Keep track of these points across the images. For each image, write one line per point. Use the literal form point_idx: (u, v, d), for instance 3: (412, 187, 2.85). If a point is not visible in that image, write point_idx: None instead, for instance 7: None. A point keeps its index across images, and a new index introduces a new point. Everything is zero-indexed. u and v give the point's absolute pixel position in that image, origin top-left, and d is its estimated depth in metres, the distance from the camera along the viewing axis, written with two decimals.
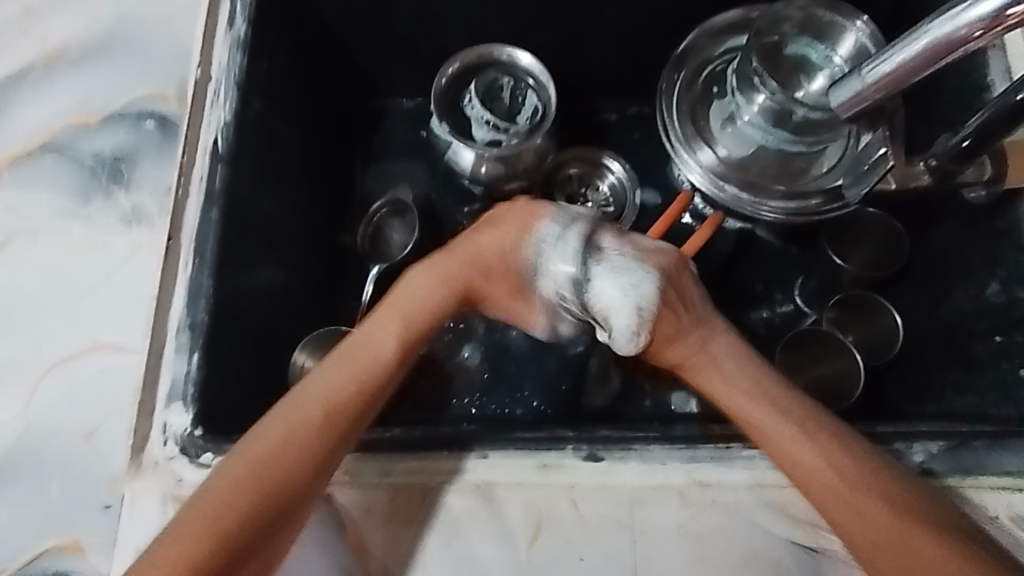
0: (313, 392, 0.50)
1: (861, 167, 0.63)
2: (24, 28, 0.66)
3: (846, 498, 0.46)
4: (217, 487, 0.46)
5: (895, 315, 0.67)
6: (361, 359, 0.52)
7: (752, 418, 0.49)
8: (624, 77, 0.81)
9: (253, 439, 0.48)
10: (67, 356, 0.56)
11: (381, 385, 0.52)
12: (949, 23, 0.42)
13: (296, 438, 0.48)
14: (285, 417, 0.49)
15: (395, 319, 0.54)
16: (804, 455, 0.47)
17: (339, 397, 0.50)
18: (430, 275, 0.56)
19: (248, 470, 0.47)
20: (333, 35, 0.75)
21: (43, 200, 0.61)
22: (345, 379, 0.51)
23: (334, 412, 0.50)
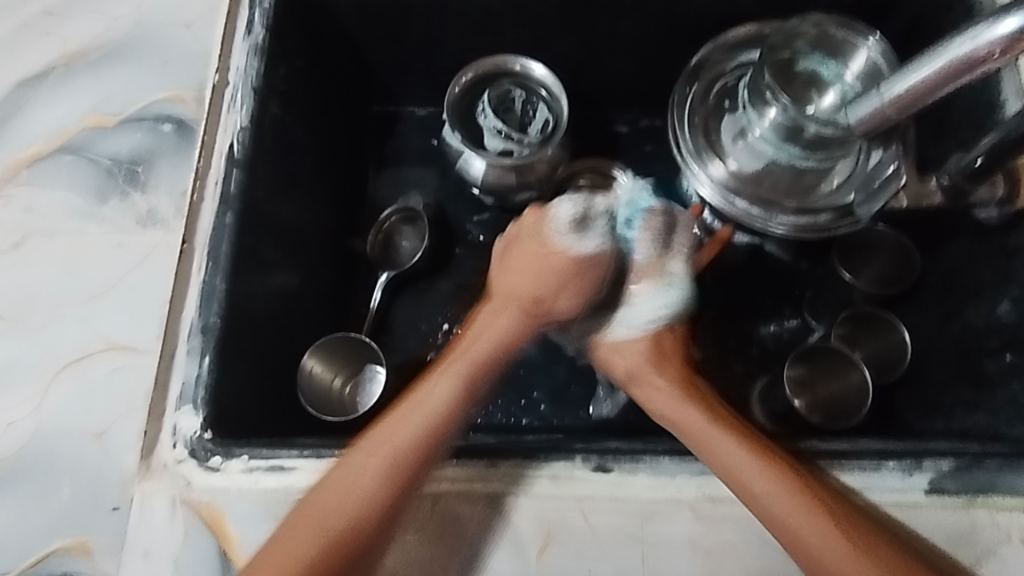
0: (395, 440, 0.51)
1: (873, 183, 0.65)
2: (47, 28, 0.67)
3: (821, 533, 0.47)
4: (302, 527, 0.48)
5: (905, 331, 0.67)
6: (444, 395, 0.54)
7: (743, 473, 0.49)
8: (636, 89, 0.81)
9: (333, 485, 0.49)
10: (79, 356, 0.56)
11: (450, 416, 0.53)
12: (969, 42, 0.42)
13: (380, 489, 0.49)
14: (369, 464, 0.50)
15: (468, 351, 0.56)
16: (785, 499, 0.48)
17: (416, 434, 0.52)
18: (496, 317, 0.58)
19: (329, 501, 0.49)
20: (349, 42, 0.75)
21: (60, 200, 0.61)
22: (415, 426, 0.52)
23: (417, 457, 0.50)
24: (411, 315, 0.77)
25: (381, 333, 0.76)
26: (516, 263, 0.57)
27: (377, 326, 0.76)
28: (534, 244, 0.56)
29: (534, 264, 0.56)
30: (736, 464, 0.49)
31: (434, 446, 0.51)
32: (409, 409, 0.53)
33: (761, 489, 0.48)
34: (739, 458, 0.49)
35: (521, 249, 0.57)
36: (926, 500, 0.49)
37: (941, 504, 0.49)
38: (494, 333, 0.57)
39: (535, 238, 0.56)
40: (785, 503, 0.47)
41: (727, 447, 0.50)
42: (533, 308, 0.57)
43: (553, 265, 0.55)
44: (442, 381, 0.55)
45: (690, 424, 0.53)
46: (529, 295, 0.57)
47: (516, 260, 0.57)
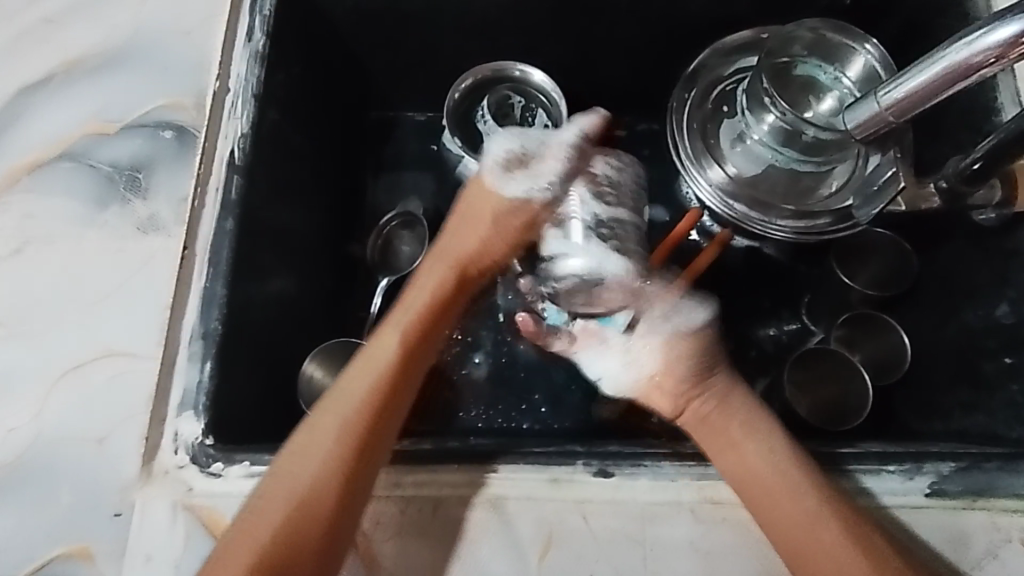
0: (354, 396, 0.53)
1: (871, 188, 0.64)
2: (47, 36, 0.67)
3: (830, 537, 0.47)
4: (271, 497, 0.48)
5: (902, 332, 0.67)
6: (388, 350, 0.56)
7: (759, 477, 0.49)
8: (634, 94, 0.82)
9: (296, 451, 0.50)
10: (79, 363, 0.56)
11: (391, 375, 0.55)
12: (965, 49, 0.42)
13: (343, 449, 0.50)
14: (330, 427, 0.51)
15: (414, 299, 0.59)
16: (803, 500, 0.48)
17: (362, 392, 0.53)
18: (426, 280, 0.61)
19: (291, 468, 0.49)
20: (347, 48, 0.76)
21: (60, 207, 0.61)
22: (368, 385, 0.53)
23: (374, 409, 0.52)
24: None
25: None
26: (474, 214, 0.63)
27: (376, 331, 0.76)
28: (489, 204, 0.63)
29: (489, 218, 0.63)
30: (756, 471, 0.50)
31: (389, 408, 0.53)
32: (368, 358, 0.55)
33: (776, 495, 0.48)
34: (762, 463, 0.50)
35: (480, 204, 0.63)
36: (928, 503, 0.49)
37: (942, 506, 0.49)
38: (418, 296, 0.60)
39: (489, 198, 0.63)
40: (795, 500, 0.48)
41: (741, 447, 0.51)
42: (483, 254, 0.63)
43: (506, 218, 0.62)
44: (392, 330, 0.57)
45: (711, 432, 0.53)
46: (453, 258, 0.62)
47: (474, 212, 0.63)
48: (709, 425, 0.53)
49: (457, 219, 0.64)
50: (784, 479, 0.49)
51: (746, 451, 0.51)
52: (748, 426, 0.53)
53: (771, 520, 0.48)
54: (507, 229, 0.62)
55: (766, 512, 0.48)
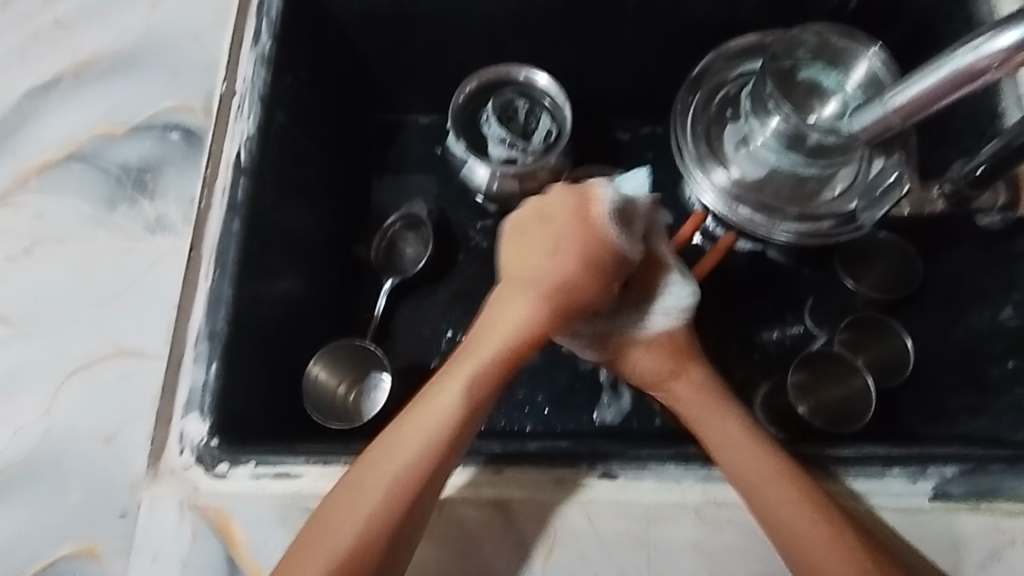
0: (407, 456, 0.48)
1: (875, 192, 0.65)
2: (57, 39, 0.68)
3: (813, 527, 0.46)
4: (312, 550, 0.46)
5: (906, 337, 0.67)
6: (457, 400, 0.50)
7: (751, 465, 0.48)
8: (638, 97, 0.82)
9: (345, 508, 0.47)
10: (88, 362, 0.57)
11: (457, 429, 0.49)
12: (972, 53, 0.42)
13: (393, 505, 0.47)
14: (377, 485, 0.47)
15: (490, 337, 0.52)
16: (796, 498, 0.47)
17: (427, 447, 0.48)
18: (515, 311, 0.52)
19: (348, 519, 0.47)
20: (354, 51, 0.76)
21: (69, 207, 0.62)
22: (429, 437, 0.48)
23: (432, 467, 0.48)
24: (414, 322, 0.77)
25: (384, 339, 0.76)
26: (530, 247, 0.53)
27: (380, 332, 0.76)
28: (541, 228, 0.53)
29: (552, 246, 0.52)
30: (750, 461, 0.49)
31: (442, 462, 0.48)
32: (424, 408, 0.50)
33: (766, 483, 0.48)
34: (755, 459, 0.49)
35: (533, 234, 0.53)
36: (933, 506, 0.49)
37: (946, 509, 0.49)
38: (488, 336, 0.52)
39: (562, 226, 0.52)
40: (789, 497, 0.47)
41: (732, 433, 0.50)
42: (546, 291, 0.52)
43: (563, 249, 0.51)
44: (453, 385, 0.50)
45: (701, 418, 0.52)
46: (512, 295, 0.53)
47: (528, 244, 0.53)
48: (700, 405, 0.52)
49: (523, 240, 0.54)
50: (772, 472, 0.48)
51: (732, 439, 0.50)
52: (743, 425, 0.51)
53: (769, 517, 0.47)
54: (575, 269, 0.51)
55: (767, 509, 0.47)
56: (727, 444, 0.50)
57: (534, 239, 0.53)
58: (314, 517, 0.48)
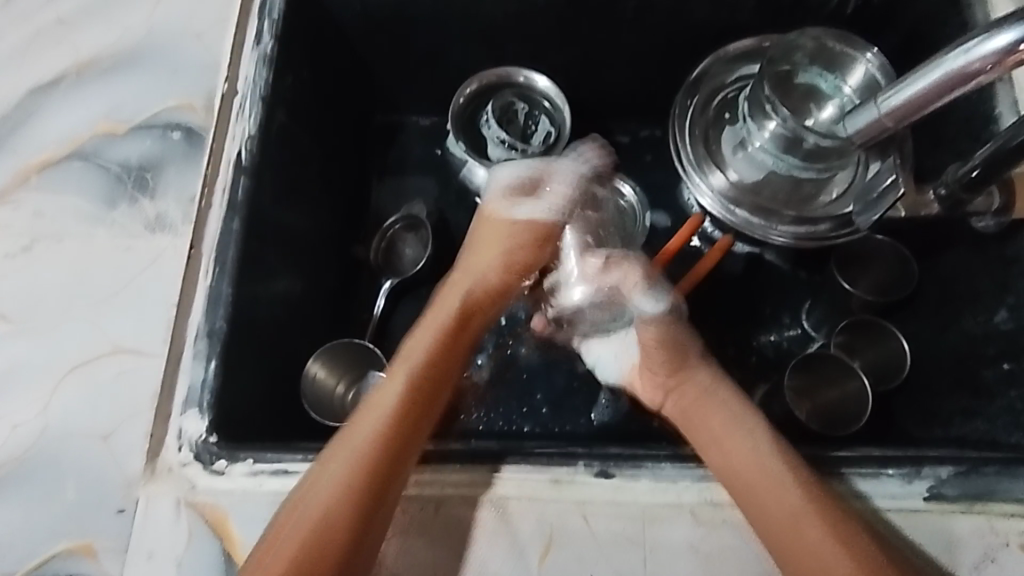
0: (362, 436, 0.52)
1: (871, 195, 0.64)
2: (59, 37, 0.68)
3: (802, 520, 0.49)
4: (285, 528, 0.48)
5: (902, 339, 0.67)
6: (395, 400, 0.55)
7: (746, 467, 0.52)
8: (637, 100, 0.82)
9: (311, 485, 0.50)
10: (87, 359, 0.57)
11: (404, 418, 0.54)
12: (963, 57, 0.43)
13: (352, 483, 0.50)
14: (337, 462, 0.51)
15: (420, 346, 0.59)
16: (790, 491, 0.50)
17: (378, 435, 0.52)
18: (428, 332, 0.61)
19: (315, 507, 0.48)
20: (354, 52, 0.77)
21: (69, 206, 0.62)
22: (383, 427, 0.53)
23: (391, 447, 0.52)
24: (412, 324, 0.77)
25: (382, 340, 0.76)
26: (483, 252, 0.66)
27: (379, 333, 0.77)
28: (503, 232, 0.66)
29: (486, 245, 0.67)
30: (750, 463, 0.53)
31: (403, 451, 0.52)
32: (369, 406, 0.55)
33: (767, 490, 0.50)
34: (748, 454, 0.53)
35: (483, 245, 0.67)
36: (928, 507, 0.49)
37: (941, 510, 0.49)
38: (416, 348, 0.59)
39: (496, 221, 0.67)
40: (783, 490, 0.50)
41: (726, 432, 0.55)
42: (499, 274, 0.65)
43: (520, 232, 0.66)
44: (391, 384, 0.56)
45: (708, 426, 0.56)
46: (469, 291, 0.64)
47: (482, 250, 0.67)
48: (699, 414, 0.58)
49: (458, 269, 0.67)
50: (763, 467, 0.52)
51: (738, 445, 0.54)
52: (737, 419, 0.57)
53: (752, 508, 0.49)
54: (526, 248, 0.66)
55: (748, 499, 0.50)
56: (723, 449, 0.54)
57: (486, 243, 0.67)
58: (291, 500, 0.49)
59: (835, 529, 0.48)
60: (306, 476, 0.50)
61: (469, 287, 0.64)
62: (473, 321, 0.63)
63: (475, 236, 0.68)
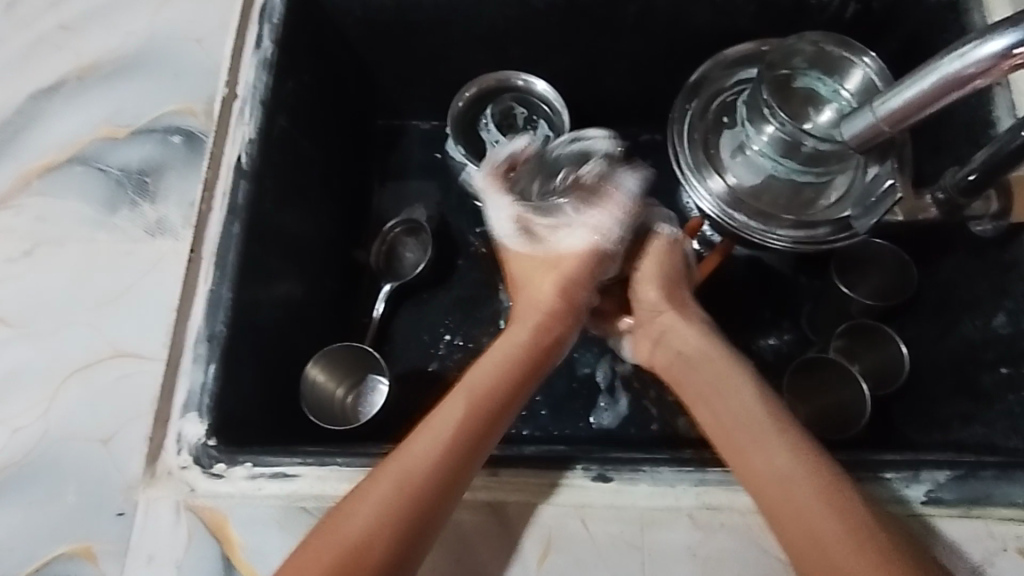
0: (413, 460, 0.48)
1: (870, 198, 0.64)
2: (61, 43, 0.68)
3: (808, 492, 0.45)
4: (326, 538, 0.45)
5: (901, 343, 0.67)
6: (454, 417, 0.51)
7: (747, 419, 0.50)
8: (636, 105, 0.83)
9: (349, 507, 0.46)
10: (88, 362, 0.57)
11: (462, 446, 0.49)
12: (958, 61, 0.43)
13: (391, 510, 0.46)
14: (387, 485, 0.47)
15: (484, 368, 0.55)
16: (783, 459, 0.47)
17: (424, 461, 0.48)
18: (493, 370, 0.55)
19: (360, 522, 0.45)
20: (354, 57, 0.77)
21: (71, 210, 0.62)
22: (439, 446, 0.49)
23: (439, 475, 0.48)
24: (413, 328, 0.77)
25: (383, 344, 0.77)
26: (534, 278, 0.61)
27: (379, 336, 0.77)
28: (542, 263, 0.61)
29: (550, 266, 0.61)
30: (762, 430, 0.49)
31: (455, 479, 0.48)
32: (427, 428, 0.50)
33: (758, 449, 0.48)
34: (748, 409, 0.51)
35: (527, 273, 0.62)
36: (925, 511, 0.49)
37: (938, 514, 0.49)
38: (480, 384, 0.54)
39: (546, 269, 0.61)
40: (778, 449, 0.48)
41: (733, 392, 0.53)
42: (558, 314, 0.59)
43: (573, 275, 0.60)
44: (456, 404, 0.52)
45: (709, 375, 0.55)
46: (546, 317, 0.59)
47: (533, 273, 0.61)
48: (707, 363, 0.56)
49: (518, 291, 0.62)
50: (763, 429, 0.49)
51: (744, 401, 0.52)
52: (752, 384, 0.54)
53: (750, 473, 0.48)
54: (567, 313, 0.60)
55: (750, 465, 0.48)
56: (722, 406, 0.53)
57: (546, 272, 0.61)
58: (327, 521, 0.46)
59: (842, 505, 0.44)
60: (351, 494, 0.47)
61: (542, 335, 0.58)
62: (552, 349, 0.59)
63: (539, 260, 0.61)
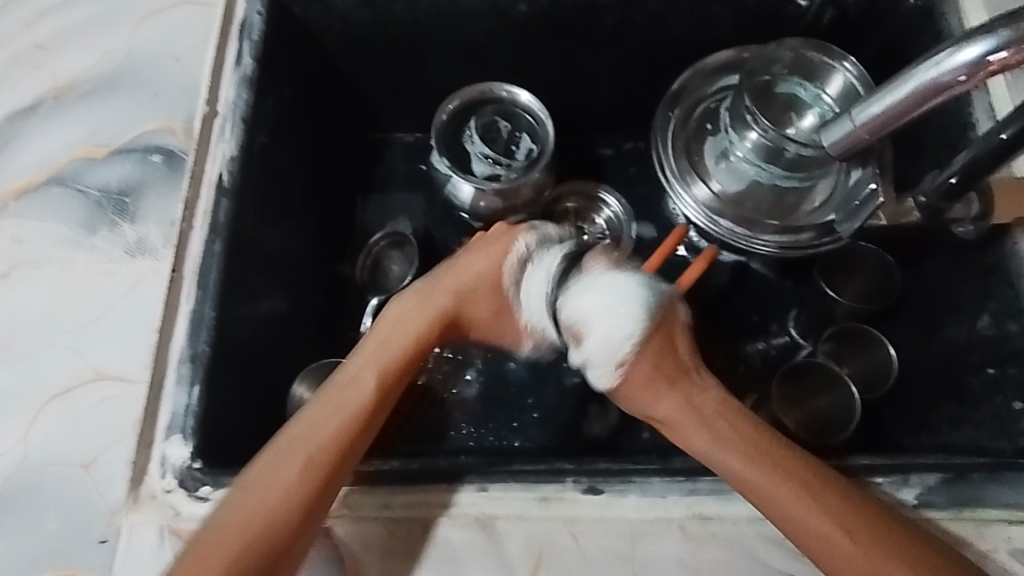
0: (309, 440, 0.49)
1: (853, 203, 0.63)
2: (36, 63, 0.68)
3: (813, 502, 0.46)
4: (251, 499, 0.47)
5: (889, 347, 0.68)
6: (343, 386, 0.52)
7: (741, 449, 0.49)
8: (620, 113, 0.83)
9: (250, 491, 0.47)
10: (68, 386, 0.56)
11: (369, 415, 0.51)
12: (934, 69, 0.43)
13: (295, 487, 0.47)
14: (280, 472, 0.48)
15: (391, 350, 0.54)
16: (782, 476, 0.47)
17: (319, 440, 0.49)
18: (407, 324, 0.55)
19: (280, 488, 0.47)
20: (336, 72, 0.77)
21: (49, 231, 0.61)
22: (333, 432, 0.50)
23: (336, 448, 0.49)
24: None
25: None
26: (487, 257, 0.58)
27: None
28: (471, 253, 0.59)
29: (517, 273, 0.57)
30: (778, 485, 0.47)
31: (351, 450, 0.50)
32: (334, 400, 0.51)
33: (760, 472, 0.48)
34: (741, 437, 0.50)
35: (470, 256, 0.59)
36: (916, 515, 0.49)
37: (929, 518, 0.49)
38: (395, 346, 0.54)
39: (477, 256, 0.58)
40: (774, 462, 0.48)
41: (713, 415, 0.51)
42: (448, 320, 0.57)
43: (480, 278, 0.57)
44: (378, 368, 0.53)
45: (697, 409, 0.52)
46: (428, 302, 0.57)
47: (493, 250, 0.58)
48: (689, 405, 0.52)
49: (478, 249, 0.59)
50: (752, 444, 0.49)
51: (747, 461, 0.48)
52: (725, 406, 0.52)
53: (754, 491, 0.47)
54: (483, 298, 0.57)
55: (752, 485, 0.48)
56: (711, 434, 0.50)
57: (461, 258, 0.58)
58: (241, 486, 0.48)
59: (864, 525, 0.45)
60: (259, 462, 0.49)
61: (439, 313, 0.56)
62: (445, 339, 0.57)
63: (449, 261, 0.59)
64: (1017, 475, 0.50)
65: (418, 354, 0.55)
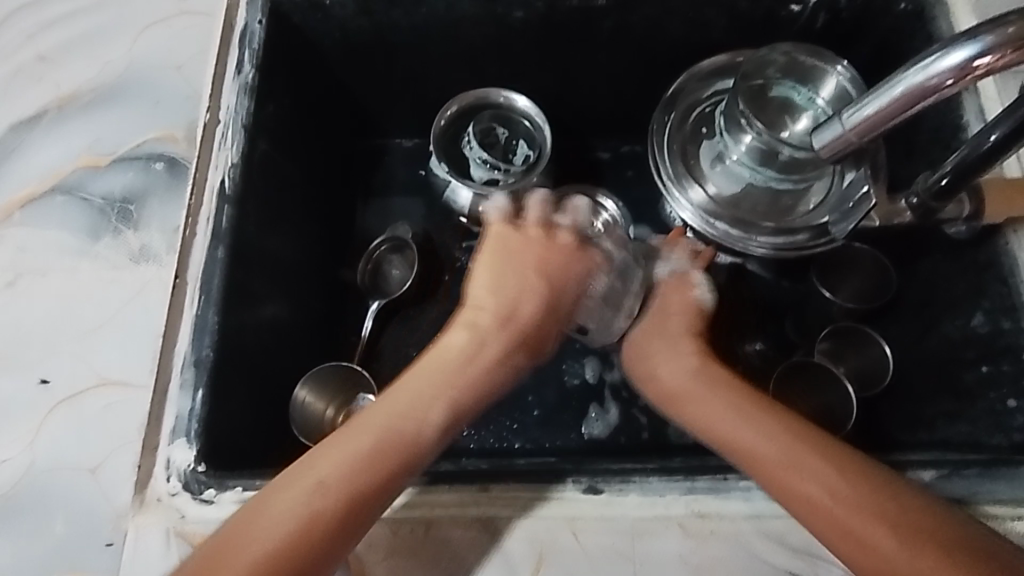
0: (342, 463, 0.49)
1: (846, 205, 0.67)
2: (39, 73, 0.68)
3: (854, 509, 0.47)
4: (264, 522, 0.47)
5: (884, 344, 0.69)
6: (378, 425, 0.52)
7: (772, 452, 0.51)
8: (616, 117, 0.84)
9: (258, 514, 0.47)
10: (73, 392, 0.57)
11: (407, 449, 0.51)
12: (922, 73, 0.44)
13: (317, 516, 0.47)
14: (300, 498, 0.48)
15: (409, 393, 0.54)
16: (822, 486, 0.48)
17: (343, 466, 0.49)
18: (450, 351, 0.57)
19: (302, 513, 0.47)
20: (335, 79, 0.78)
21: (53, 239, 0.62)
22: (360, 459, 0.49)
23: (362, 478, 0.49)
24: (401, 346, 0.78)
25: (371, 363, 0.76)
26: (514, 264, 0.61)
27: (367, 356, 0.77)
28: (517, 245, 0.62)
29: (558, 258, 0.62)
30: (807, 488, 0.48)
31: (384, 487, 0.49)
32: (363, 424, 0.52)
33: (789, 469, 0.49)
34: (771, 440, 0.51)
35: (508, 255, 0.62)
36: None
37: None
38: (433, 381, 0.55)
39: (532, 251, 0.62)
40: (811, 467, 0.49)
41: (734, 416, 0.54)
42: (501, 330, 0.59)
43: (547, 269, 0.61)
44: (400, 403, 0.53)
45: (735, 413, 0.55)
46: (482, 311, 0.60)
47: (513, 252, 0.62)
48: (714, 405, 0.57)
49: (499, 260, 0.62)
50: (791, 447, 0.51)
51: (776, 455, 0.50)
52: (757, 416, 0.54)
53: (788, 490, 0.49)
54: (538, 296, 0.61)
55: (789, 483, 0.49)
56: (748, 434, 0.53)
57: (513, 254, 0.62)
58: (257, 504, 0.48)
59: (905, 530, 0.45)
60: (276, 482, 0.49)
61: (502, 304, 0.60)
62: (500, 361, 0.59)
63: (498, 249, 0.63)
64: (1012, 470, 0.51)
65: (464, 379, 0.56)
